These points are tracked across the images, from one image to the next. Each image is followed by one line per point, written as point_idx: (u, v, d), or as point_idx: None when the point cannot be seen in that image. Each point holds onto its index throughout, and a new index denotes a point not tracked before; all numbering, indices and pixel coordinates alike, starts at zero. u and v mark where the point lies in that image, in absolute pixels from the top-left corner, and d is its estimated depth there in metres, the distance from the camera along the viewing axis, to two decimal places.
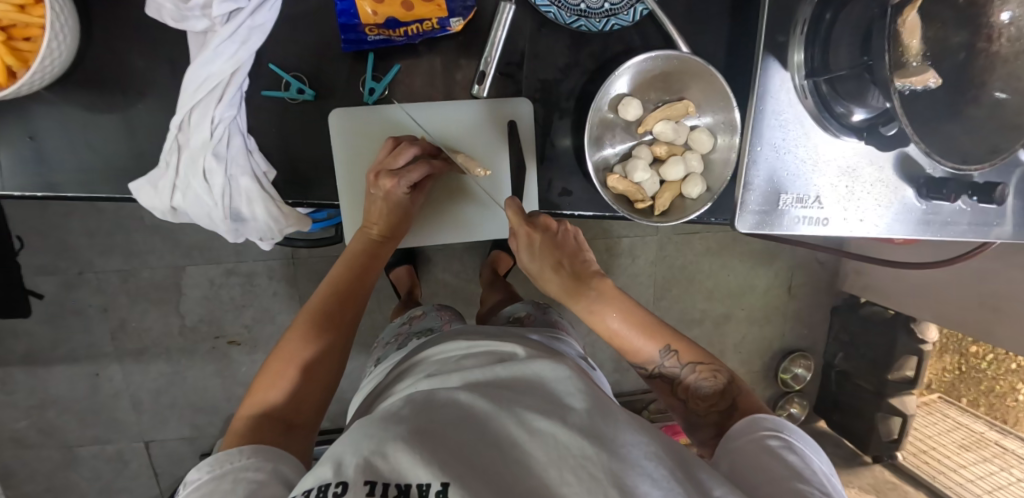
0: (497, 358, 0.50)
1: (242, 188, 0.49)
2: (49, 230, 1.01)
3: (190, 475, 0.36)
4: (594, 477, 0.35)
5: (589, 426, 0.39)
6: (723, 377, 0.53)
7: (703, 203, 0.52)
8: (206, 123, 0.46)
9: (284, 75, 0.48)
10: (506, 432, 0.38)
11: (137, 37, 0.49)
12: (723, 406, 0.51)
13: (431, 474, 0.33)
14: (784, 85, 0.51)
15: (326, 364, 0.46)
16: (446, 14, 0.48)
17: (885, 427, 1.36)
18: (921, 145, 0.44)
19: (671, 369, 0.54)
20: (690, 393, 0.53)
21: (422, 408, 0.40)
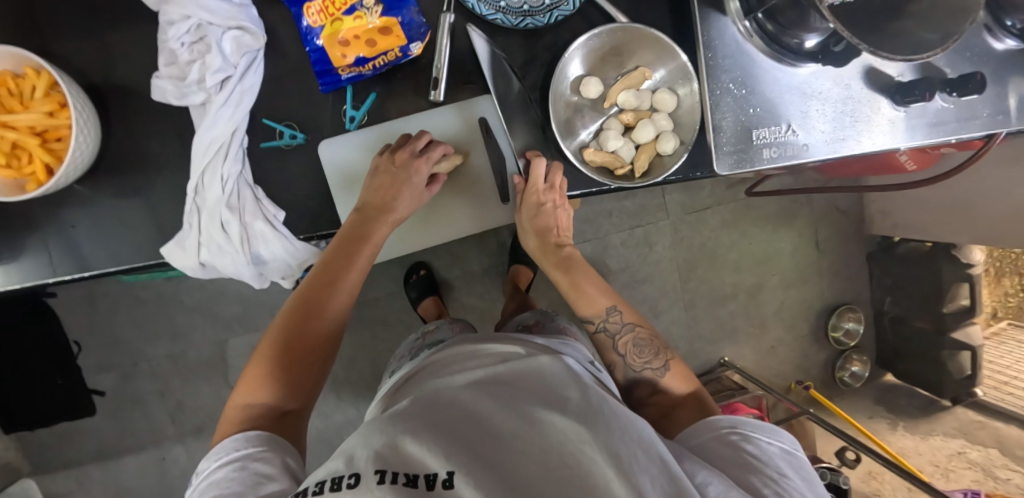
0: (497, 359, 0.53)
1: (257, 232, 0.53)
2: (104, 329, 1.10)
3: (202, 465, 0.42)
4: (590, 458, 0.38)
5: (584, 413, 0.42)
6: (660, 343, 0.59)
7: (679, 155, 0.54)
8: (217, 181, 0.51)
9: (277, 125, 0.53)
10: (507, 424, 0.41)
11: (147, 123, 0.55)
12: (656, 365, 0.58)
13: (439, 463, 0.36)
14: (728, 30, 0.53)
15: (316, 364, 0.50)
16: (406, 42, 0.52)
17: (955, 365, 1.28)
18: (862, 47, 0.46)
19: (614, 326, 0.61)
20: (629, 350, 0.60)
21: (427, 405, 0.43)
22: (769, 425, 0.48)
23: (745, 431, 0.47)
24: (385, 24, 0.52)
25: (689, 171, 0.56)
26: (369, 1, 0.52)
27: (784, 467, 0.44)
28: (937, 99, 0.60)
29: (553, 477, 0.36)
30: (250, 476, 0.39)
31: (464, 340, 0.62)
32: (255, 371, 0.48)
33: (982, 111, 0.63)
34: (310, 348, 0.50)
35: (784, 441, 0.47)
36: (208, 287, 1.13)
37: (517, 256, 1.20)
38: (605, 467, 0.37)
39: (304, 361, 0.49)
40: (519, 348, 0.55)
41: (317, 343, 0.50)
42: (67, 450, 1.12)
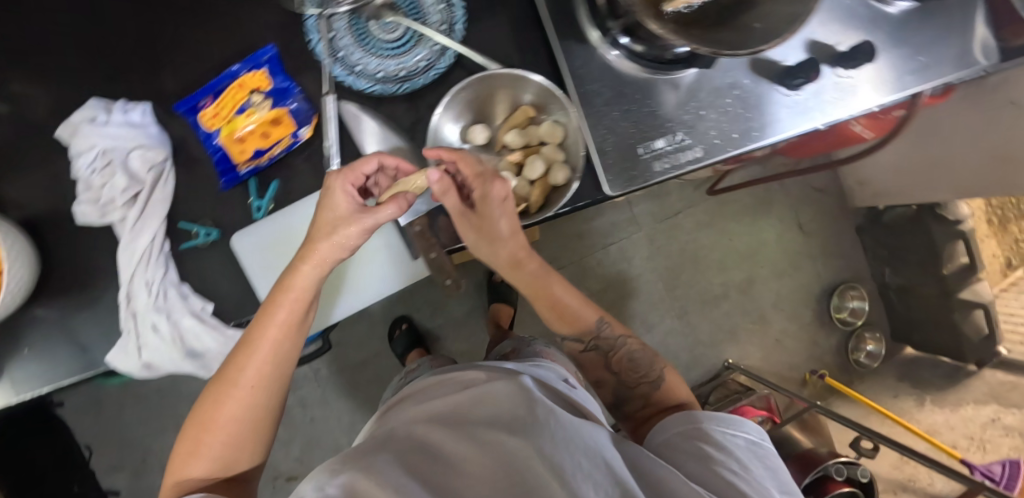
0: (460, 384, 0.51)
1: (189, 326, 0.57)
2: (113, 430, 1.16)
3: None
4: (536, 473, 0.35)
5: (529, 429, 0.39)
6: (650, 356, 0.58)
7: (569, 185, 0.55)
8: (144, 287, 0.55)
9: (192, 226, 0.57)
10: (452, 451, 0.39)
11: None
12: (652, 377, 0.56)
13: (378, 496, 0.33)
14: (592, 58, 0.56)
15: (257, 418, 0.47)
16: (295, 128, 0.56)
17: (971, 327, 1.21)
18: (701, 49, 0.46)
19: (606, 341, 0.60)
20: (624, 365, 0.58)
21: (380, 443, 0.41)
22: (730, 417, 0.47)
23: (706, 426, 0.45)
24: (275, 116, 0.56)
25: (584, 197, 0.57)
26: (258, 97, 0.56)
27: (746, 457, 0.43)
28: (831, 71, 0.62)
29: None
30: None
31: (448, 369, 0.60)
32: (196, 443, 0.46)
33: (885, 75, 0.63)
34: (250, 400, 0.47)
35: (745, 431, 0.45)
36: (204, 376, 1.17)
37: (494, 295, 1.20)
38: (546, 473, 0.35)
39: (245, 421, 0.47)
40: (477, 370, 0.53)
41: (258, 393, 0.47)
42: None
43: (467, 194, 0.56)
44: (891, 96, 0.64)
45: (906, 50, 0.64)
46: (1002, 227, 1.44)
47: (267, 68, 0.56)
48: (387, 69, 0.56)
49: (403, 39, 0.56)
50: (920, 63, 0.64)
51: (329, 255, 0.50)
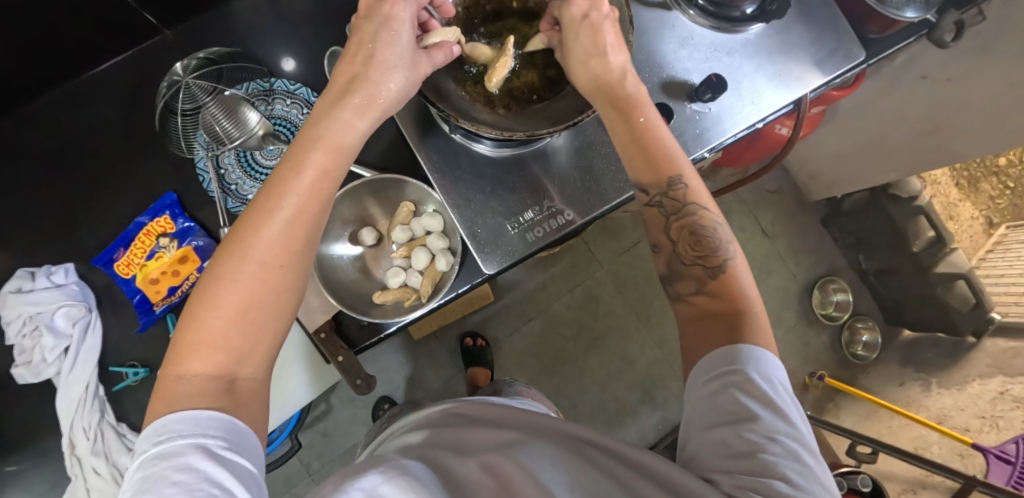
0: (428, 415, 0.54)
1: (126, 464, 0.60)
2: None
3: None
4: None
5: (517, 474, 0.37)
6: (716, 241, 0.47)
7: (451, 272, 0.57)
8: (81, 433, 0.59)
9: (122, 367, 0.61)
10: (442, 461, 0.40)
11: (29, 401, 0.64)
12: (712, 262, 0.46)
13: None
14: (450, 145, 0.56)
15: (268, 308, 0.36)
16: (200, 261, 0.61)
17: (957, 298, 1.17)
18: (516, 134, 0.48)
19: (690, 212, 0.48)
20: (682, 235, 0.48)
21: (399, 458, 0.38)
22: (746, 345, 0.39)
23: (748, 369, 0.37)
24: (183, 253, 0.61)
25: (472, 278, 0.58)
26: (165, 240, 0.61)
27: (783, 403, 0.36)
28: (693, 105, 0.66)
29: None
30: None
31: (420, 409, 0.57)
32: (200, 325, 0.34)
33: (748, 97, 0.68)
34: (277, 277, 0.36)
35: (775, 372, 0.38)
36: None
37: (469, 359, 1.22)
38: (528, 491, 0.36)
39: (268, 295, 0.36)
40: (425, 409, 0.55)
41: (285, 272, 0.37)
42: None
43: (355, 299, 0.58)
44: (762, 114, 0.68)
45: (765, 68, 0.68)
46: (973, 188, 1.41)
47: (169, 212, 0.61)
48: None
49: None
50: (779, 79, 0.68)
51: (339, 136, 0.41)
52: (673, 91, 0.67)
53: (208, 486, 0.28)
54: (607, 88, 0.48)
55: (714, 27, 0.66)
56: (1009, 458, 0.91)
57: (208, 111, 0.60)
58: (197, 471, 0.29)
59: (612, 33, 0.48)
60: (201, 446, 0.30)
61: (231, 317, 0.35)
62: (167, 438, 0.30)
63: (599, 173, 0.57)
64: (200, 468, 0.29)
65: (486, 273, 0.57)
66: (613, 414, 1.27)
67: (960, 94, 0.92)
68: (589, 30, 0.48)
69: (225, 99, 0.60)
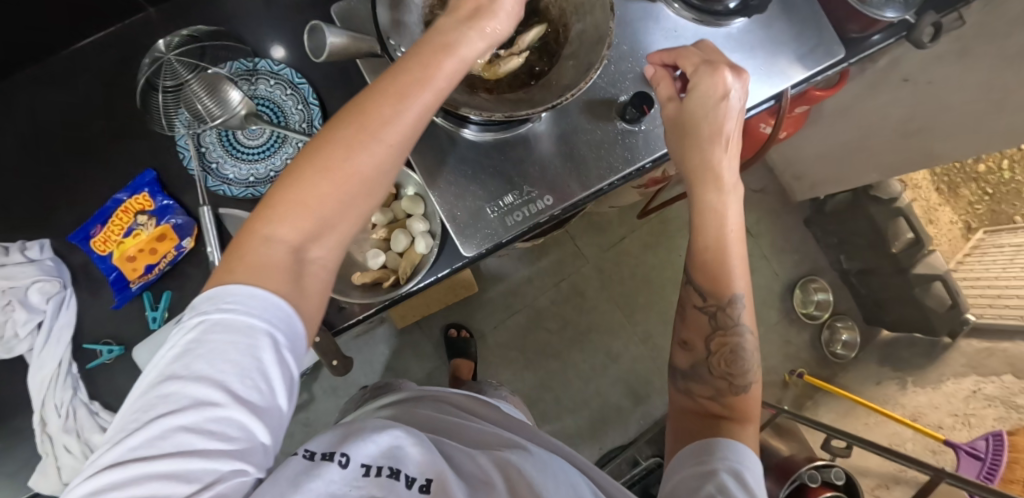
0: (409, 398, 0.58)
1: (99, 444, 0.59)
2: None
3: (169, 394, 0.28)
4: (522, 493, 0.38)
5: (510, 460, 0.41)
6: (743, 369, 0.51)
7: (429, 253, 0.57)
8: (54, 411, 0.58)
9: (97, 345, 0.60)
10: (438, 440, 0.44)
11: None
12: (738, 377, 0.51)
13: (421, 472, 0.36)
14: (429, 127, 0.56)
15: (355, 204, 0.36)
16: (179, 239, 0.60)
17: (934, 299, 1.20)
18: (498, 115, 0.48)
19: (733, 317, 0.52)
20: (720, 348, 0.52)
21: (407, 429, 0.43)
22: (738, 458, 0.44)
23: (727, 462, 0.41)
24: (160, 231, 0.60)
25: (451, 261, 0.59)
26: (143, 218, 0.61)
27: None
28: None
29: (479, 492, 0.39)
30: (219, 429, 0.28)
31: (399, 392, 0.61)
32: (298, 199, 0.35)
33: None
34: (368, 175, 0.37)
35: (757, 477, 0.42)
36: None
37: (453, 351, 1.22)
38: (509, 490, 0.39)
39: (358, 189, 0.36)
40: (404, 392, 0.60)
41: (380, 174, 0.37)
42: None
43: (333, 278, 0.58)
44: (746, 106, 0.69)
45: (748, 62, 0.69)
46: (953, 193, 1.44)
47: (149, 189, 0.61)
48: (256, 171, 0.61)
49: (267, 143, 0.61)
50: (761, 75, 0.70)
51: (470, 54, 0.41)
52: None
53: (258, 380, 0.29)
54: (688, 122, 0.52)
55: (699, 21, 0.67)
56: (979, 454, 0.93)
57: (190, 87, 0.60)
58: (255, 357, 0.29)
59: (735, 124, 0.51)
60: (270, 337, 0.30)
61: (342, 178, 0.35)
62: (230, 307, 0.30)
63: (579, 158, 0.58)
64: (261, 356, 0.30)
65: (465, 255, 0.58)
66: (596, 408, 1.28)
67: (940, 97, 0.94)
68: (701, 104, 0.51)
69: (208, 77, 0.60)
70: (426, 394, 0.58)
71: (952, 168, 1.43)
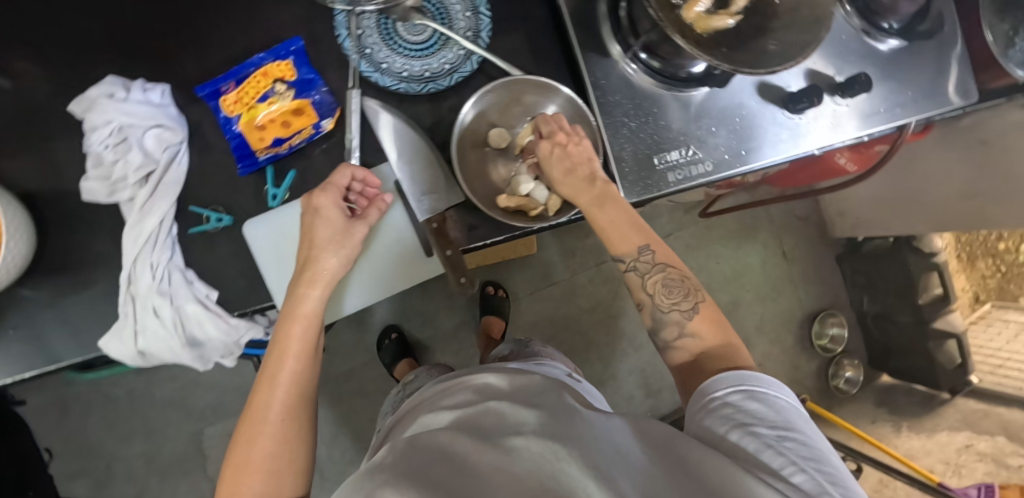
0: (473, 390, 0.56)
1: (190, 314, 0.55)
2: (74, 435, 1.13)
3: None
4: (569, 474, 0.40)
5: (552, 431, 0.45)
6: (691, 284, 0.55)
7: None
8: (147, 270, 0.53)
9: (203, 210, 0.56)
10: (485, 463, 0.42)
11: (62, 226, 0.56)
12: (685, 307, 0.53)
13: None
14: (613, 69, 0.58)
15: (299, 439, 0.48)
16: (317, 119, 0.56)
17: (944, 355, 1.26)
18: (725, 66, 0.49)
19: (653, 265, 0.54)
20: (659, 290, 0.54)
21: (405, 454, 0.44)
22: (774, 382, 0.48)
23: (743, 393, 0.45)
24: (297, 105, 0.56)
25: None
26: (281, 87, 0.56)
27: (791, 418, 0.44)
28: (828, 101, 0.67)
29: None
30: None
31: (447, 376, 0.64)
32: (230, 476, 0.45)
33: (874, 107, 0.69)
34: (294, 412, 0.48)
35: (788, 397, 0.47)
36: (181, 379, 1.16)
37: (486, 308, 1.21)
38: (585, 479, 0.39)
39: (291, 438, 0.48)
40: (496, 376, 0.57)
41: (304, 425, 0.49)
42: None
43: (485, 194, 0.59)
44: (877, 127, 0.70)
45: (898, 84, 0.70)
46: (969, 264, 1.45)
47: (293, 59, 0.56)
48: (413, 69, 0.58)
49: (428, 43, 0.58)
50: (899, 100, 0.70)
51: (303, 304, 0.52)
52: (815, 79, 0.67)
53: None
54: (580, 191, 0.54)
55: (863, 31, 0.68)
56: None
57: None
58: None
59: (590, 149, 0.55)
60: None
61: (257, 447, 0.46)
62: None
63: (734, 130, 0.62)
64: None
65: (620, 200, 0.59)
66: (609, 393, 1.30)
67: (1011, 167, 0.96)
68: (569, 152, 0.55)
69: None
70: (515, 381, 0.56)
71: (972, 239, 1.42)
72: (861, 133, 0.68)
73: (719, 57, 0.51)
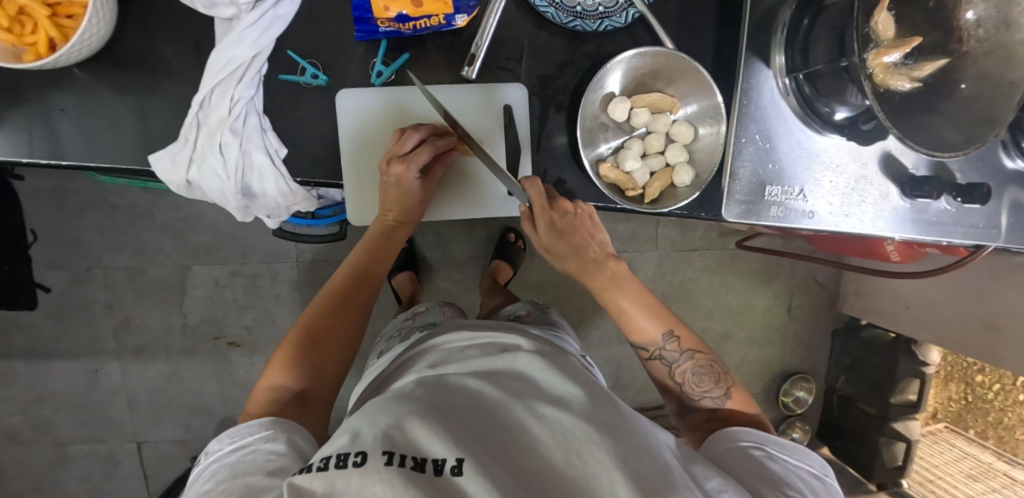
0: (499, 347, 0.55)
1: (254, 163, 0.51)
2: (62, 226, 1.09)
3: (211, 446, 0.41)
4: (597, 458, 0.39)
5: (590, 414, 0.43)
6: (721, 369, 0.57)
7: (691, 191, 0.55)
8: (225, 102, 0.49)
9: (301, 61, 0.52)
10: (516, 419, 0.42)
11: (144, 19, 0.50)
12: (716, 394, 0.56)
13: (447, 449, 0.36)
14: (768, 82, 0.54)
15: (347, 347, 0.51)
16: (452, 11, 0.52)
17: (888, 453, 1.33)
18: (893, 130, 0.46)
19: (673, 354, 0.58)
20: (688, 378, 0.57)
21: (433, 392, 0.43)
22: (802, 448, 0.50)
23: (770, 450, 0.48)
24: None
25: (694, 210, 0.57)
26: None
27: (801, 487, 0.45)
28: (942, 199, 0.60)
29: (561, 477, 0.38)
30: (264, 457, 0.38)
31: (453, 326, 0.63)
32: (276, 357, 0.48)
33: (978, 221, 0.63)
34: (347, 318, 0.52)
35: (815, 466, 0.48)
36: (185, 210, 1.13)
37: (500, 252, 1.20)
38: (613, 469, 0.38)
39: (337, 349, 0.50)
40: (528, 341, 0.56)
41: (350, 328, 0.52)
42: (9, 337, 1.12)
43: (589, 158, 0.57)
44: (961, 240, 0.63)
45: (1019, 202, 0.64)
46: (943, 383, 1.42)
47: None
48: None
49: None
50: (1006, 222, 0.64)
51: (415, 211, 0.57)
52: (937, 172, 0.60)
53: (270, 455, 0.39)
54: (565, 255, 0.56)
55: (1002, 141, 0.62)
56: None
57: None
58: (261, 449, 0.39)
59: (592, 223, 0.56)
60: (282, 437, 0.41)
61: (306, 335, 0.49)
62: (253, 433, 0.40)
63: (856, 191, 0.58)
64: (265, 446, 0.40)
65: (716, 214, 0.56)
66: None
67: None
68: (564, 229, 0.53)
69: None
70: (544, 349, 0.55)
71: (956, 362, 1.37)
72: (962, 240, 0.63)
73: (889, 117, 0.47)
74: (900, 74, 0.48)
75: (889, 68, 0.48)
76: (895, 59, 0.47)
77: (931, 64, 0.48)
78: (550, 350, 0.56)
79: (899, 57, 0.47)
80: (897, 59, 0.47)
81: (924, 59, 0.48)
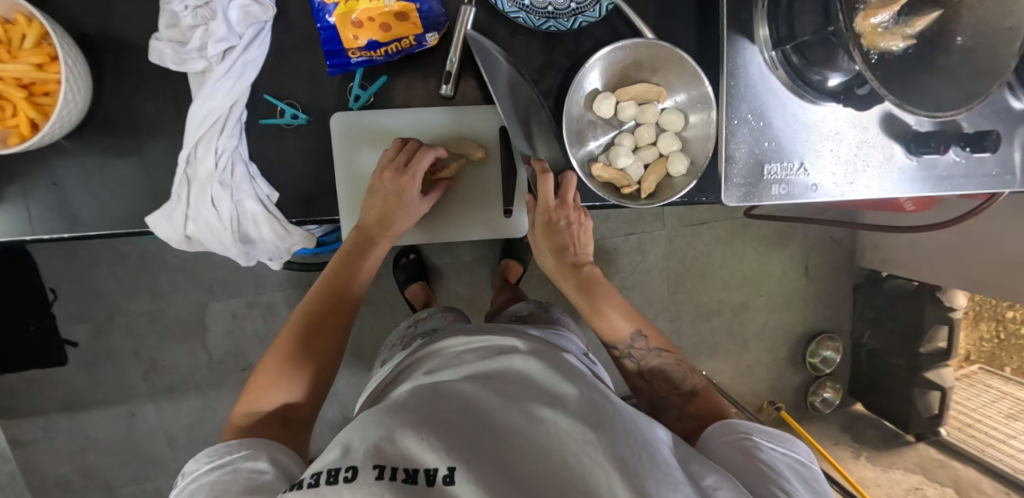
0: (495, 350, 0.52)
1: (249, 212, 0.52)
2: (78, 280, 1.12)
3: (190, 465, 0.39)
4: (590, 461, 0.35)
5: (587, 412, 0.40)
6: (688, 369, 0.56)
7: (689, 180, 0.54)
8: (211, 156, 0.50)
9: (278, 103, 0.52)
10: (511, 424, 0.39)
11: (121, 83, 0.52)
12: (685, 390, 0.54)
13: (438, 458, 0.33)
14: (754, 59, 0.53)
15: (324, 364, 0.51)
16: (422, 31, 0.51)
17: (924, 403, 1.31)
18: (892, 98, 0.44)
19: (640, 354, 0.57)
20: (654, 377, 0.56)
21: (424, 399, 0.41)
22: (787, 436, 0.45)
23: (757, 437, 0.44)
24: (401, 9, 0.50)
25: (695, 195, 0.58)
26: None
27: (795, 480, 0.40)
28: (949, 152, 0.57)
29: (556, 478, 0.34)
30: (245, 475, 0.37)
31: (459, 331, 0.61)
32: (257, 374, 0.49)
33: (989, 170, 0.59)
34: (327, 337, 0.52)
35: (801, 454, 0.44)
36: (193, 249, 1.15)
37: (508, 250, 1.18)
38: (610, 469, 0.35)
39: (313, 368, 0.50)
40: (523, 342, 0.53)
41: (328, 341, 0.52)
42: (46, 392, 1.15)
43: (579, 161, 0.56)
44: (964, 190, 0.60)
45: None
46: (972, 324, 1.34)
47: None
48: None
49: None
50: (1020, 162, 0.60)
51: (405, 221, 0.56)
52: (942, 126, 0.58)
53: (252, 473, 0.38)
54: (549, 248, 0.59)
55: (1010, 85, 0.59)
56: None
57: None
58: (242, 468, 0.38)
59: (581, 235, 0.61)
60: (266, 456, 0.40)
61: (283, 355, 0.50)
62: (234, 452, 0.39)
63: (858, 158, 0.56)
64: (245, 466, 0.38)
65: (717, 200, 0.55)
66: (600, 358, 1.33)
67: None
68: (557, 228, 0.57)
69: None
70: (538, 349, 0.52)
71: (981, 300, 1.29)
72: (971, 189, 0.59)
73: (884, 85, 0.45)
74: (890, 35, 0.46)
75: (879, 31, 0.46)
76: (885, 22, 0.45)
77: (922, 20, 0.46)
78: (547, 348, 0.53)
79: (888, 19, 0.46)
80: (885, 21, 0.45)
81: (915, 14, 0.46)
